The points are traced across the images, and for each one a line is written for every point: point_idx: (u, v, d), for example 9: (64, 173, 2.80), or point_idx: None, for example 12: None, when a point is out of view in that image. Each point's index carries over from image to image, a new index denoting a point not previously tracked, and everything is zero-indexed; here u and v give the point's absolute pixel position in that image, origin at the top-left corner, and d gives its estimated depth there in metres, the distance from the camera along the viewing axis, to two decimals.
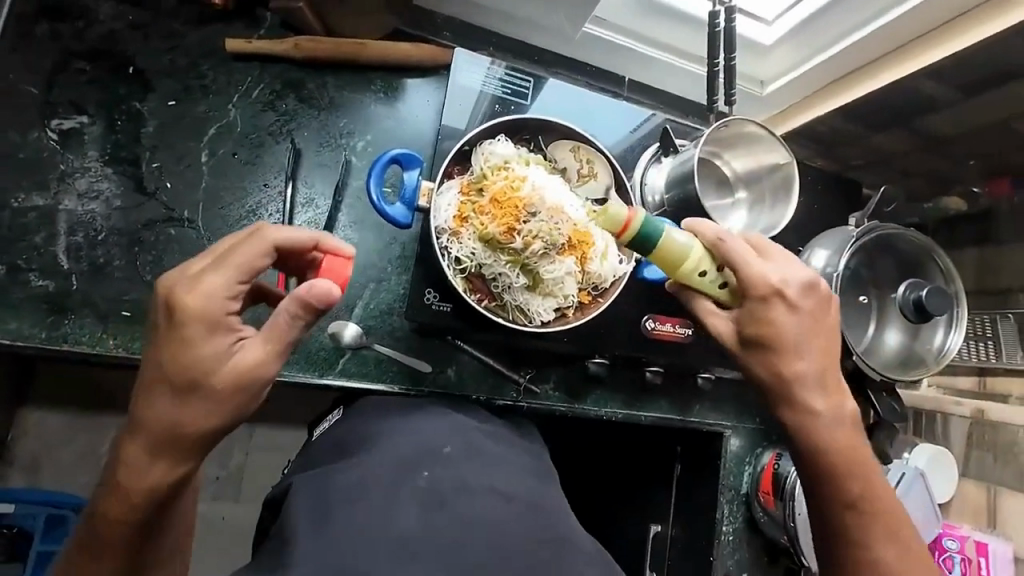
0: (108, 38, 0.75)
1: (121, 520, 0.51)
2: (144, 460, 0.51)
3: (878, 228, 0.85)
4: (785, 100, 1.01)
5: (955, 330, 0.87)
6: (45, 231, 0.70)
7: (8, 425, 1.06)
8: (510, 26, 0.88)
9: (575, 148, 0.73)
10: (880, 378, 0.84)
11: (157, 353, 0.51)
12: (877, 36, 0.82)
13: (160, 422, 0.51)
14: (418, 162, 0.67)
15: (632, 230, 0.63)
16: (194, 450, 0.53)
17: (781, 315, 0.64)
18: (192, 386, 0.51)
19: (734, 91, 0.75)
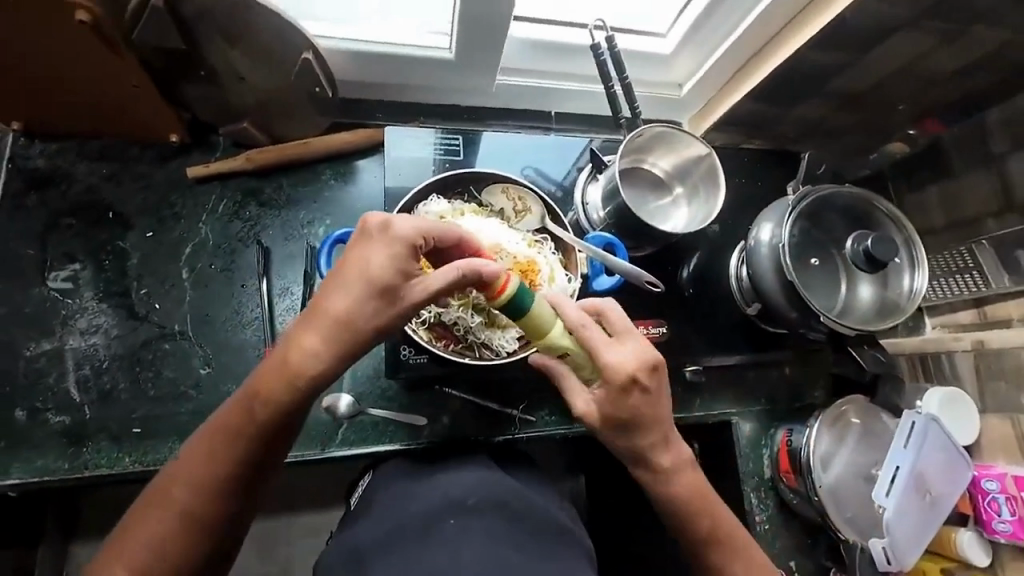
0: (88, 193, 0.85)
1: (274, 395, 0.58)
2: (312, 346, 0.59)
3: (812, 192, 0.87)
4: (703, 96, 1.07)
5: (920, 271, 0.88)
6: (56, 371, 0.78)
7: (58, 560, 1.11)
8: (434, 97, 0.97)
9: (506, 190, 0.79)
10: (856, 333, 0.84)
11: (364, 255, 0.59)
12: (764, 17, 0.88)
13: (340, 318, 0.59)
14: None
15: (508, 295, 0.60)
16: (349, 348, 0.60)
17: (642, 394, 0.66)
18: (377, 293, 0.59)
19: (636, 103, 0.81)
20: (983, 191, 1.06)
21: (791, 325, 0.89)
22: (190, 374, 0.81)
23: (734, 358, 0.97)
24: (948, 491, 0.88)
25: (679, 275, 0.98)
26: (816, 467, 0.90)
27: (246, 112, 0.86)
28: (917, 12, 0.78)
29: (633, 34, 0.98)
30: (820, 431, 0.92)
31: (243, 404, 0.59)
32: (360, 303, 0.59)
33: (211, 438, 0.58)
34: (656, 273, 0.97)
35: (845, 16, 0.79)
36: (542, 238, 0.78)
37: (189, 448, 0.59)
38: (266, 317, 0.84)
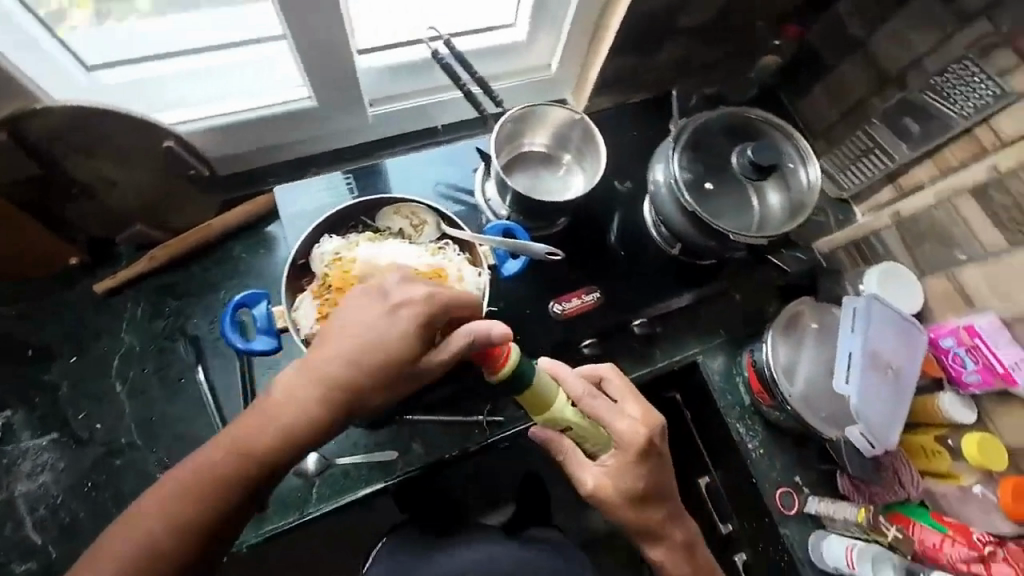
0: (5, 339, 0.86)
1: (260, 438, 0.60)
2: (298, 390, 0.61)
3: (688, 123, 0.90)
4: (573, 67, 1.09)
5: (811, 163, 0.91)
6: (13, 521, 0.77)
7: None
8: (318, 147, 0.98)
9: (397, 210, 0.81)
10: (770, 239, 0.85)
11: (373, 319, 0.63)
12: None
13: (324, 374, 0.61)
14: (262, 295, 0.71)
15: (512, 365, 0.64)
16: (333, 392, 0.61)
17: (656, 460, 0.76)
18: (378, 363, 0.62)
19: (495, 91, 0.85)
20: (857, 75, 1.09)
21: (714, 251, 0.91)
22: (147, 482, 0.80)
23: (681, 300, 0.99)
24: (912, 365, 0.89)
25: (604, 239, 1.00)
26: (781, 380, 0.91)
27: (134, 215, 0.87)
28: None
29: (486, 30, 1.00)
30: (774, 341, 0.94)
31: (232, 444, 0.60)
32: (350, 361, 0.61)
33: (191, 480, 0.59)
34: (580, 244, 0.98)
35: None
36: (444, 244, 0.79)
37: (166, 485, 0.60)
38: (207, 403, 0.83)
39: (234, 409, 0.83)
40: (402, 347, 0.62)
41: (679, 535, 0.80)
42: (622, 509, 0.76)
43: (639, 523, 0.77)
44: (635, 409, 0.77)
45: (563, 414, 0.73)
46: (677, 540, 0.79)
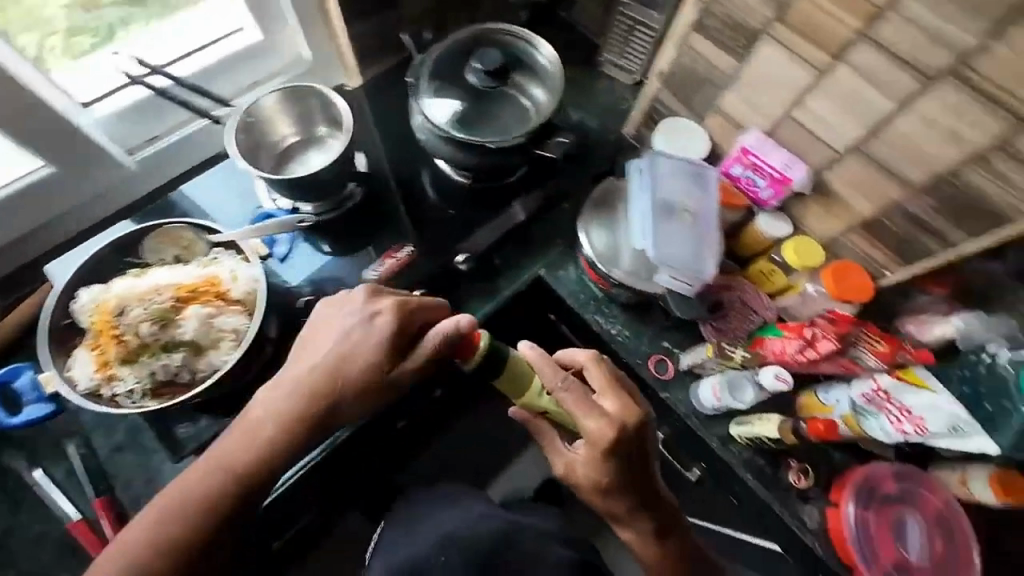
0: None
1: (237, 457, 0.69)
2: (276, 416, 0.70)
3: (425, 58, 0.90)
4: (327, 46, 1.07)
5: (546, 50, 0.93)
6: None
7: None
8: (91, 212, 0.97)
9: (161, 236, 0.78)
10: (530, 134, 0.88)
11: (347, 321, 0.76)
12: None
13: (293, 376, 0.73)
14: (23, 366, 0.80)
15: (483, 344, 0.70)
16: (311, 397, 0.71)
17: (626, 458, 0.70)
18: (339, 362, 0.73)
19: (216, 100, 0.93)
20: None
21: (503, 165, 0.92)
22: None
23: (518, 215, 1.05)
24: (705, 198, 0.94)
25: (410, 198, 1.04)
26: (605, 265, 0.95)
27: None
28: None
29: (212, 43, 0.98)
30: (586, 232, 0.97)
31: (207, 471, 0.67)
32: (315, 360, 0.74)
33: (172, 506, 0.66)
34: (388, 210, 1.02)
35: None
36: (216, 253, 0.78)
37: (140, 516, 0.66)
38: (57, 497, 0.82)
39: (89, 492, 0.82)
40: (371, 348, 0.73)
41: (654, 522, 0.75)
42: (591, 494, 0.73)
43: (609, 510, 0.74)
44: (608, 403, 0.71)
45: (539, 400, 0.75)
46: (648, 527, 0.74)
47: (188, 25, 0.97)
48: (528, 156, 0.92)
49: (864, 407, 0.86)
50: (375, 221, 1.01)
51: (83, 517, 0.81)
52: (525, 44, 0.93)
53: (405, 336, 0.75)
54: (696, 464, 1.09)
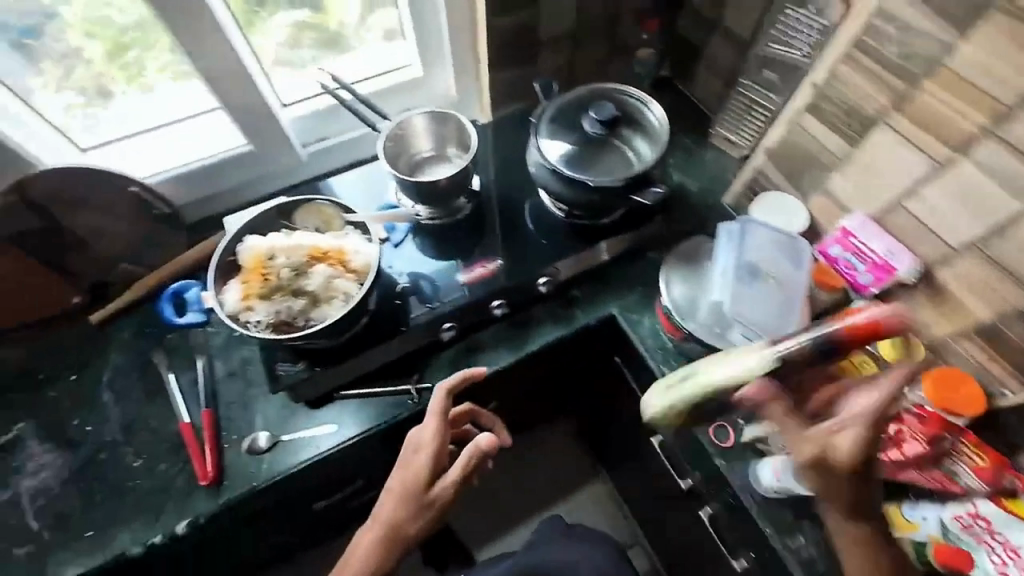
0: (22, 369, 1.03)
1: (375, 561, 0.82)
2: (392, 513, 0.83)
3: (547, 105, 1.04)
4: (472, 93, 1.29)
5: (655, 108, 1.03)
6: (17, 512, 0.90)
7: None
8: (271, 184, 1.19)
9: (310, 210, 0.97)
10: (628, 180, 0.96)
11: (433, 443, 0.87)
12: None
13: (394, 501, 0.84)
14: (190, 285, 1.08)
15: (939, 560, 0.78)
16: (397, 509, 0.83)
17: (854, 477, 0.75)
18: (416, 496, 0.83)
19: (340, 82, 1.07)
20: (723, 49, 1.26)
21: (601, 204, 1.02)
22: (127, 471, 0.94)
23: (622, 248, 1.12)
24: (796, 271, 0.94)
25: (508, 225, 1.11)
26: (679, 316, 0.95)
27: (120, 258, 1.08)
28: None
29: (386, 74, 1.22)
30: (672, 288, 0.98)
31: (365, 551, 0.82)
32: (405, 504, 0.83)
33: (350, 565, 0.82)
34: (492, 228, 1.11)
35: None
36: (346, 229, 0.94)
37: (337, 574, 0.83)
38: (176, 399, 0.99)
39: (200, 406, 0.99)
40: (409, 477, 0.85)
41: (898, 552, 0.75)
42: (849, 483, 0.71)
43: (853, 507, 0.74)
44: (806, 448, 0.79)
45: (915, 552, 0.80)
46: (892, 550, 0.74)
47: (365, 61, 1.23)
48: (621, 199, 1.00)
49: (968, 540, 0.77)
50: (470, 238, 1.10)
51: (190, 421, 0.97)
52: (637, 103, 1.03)
53: (421, 463, 0.86)
54: (743, 552, 0.98)
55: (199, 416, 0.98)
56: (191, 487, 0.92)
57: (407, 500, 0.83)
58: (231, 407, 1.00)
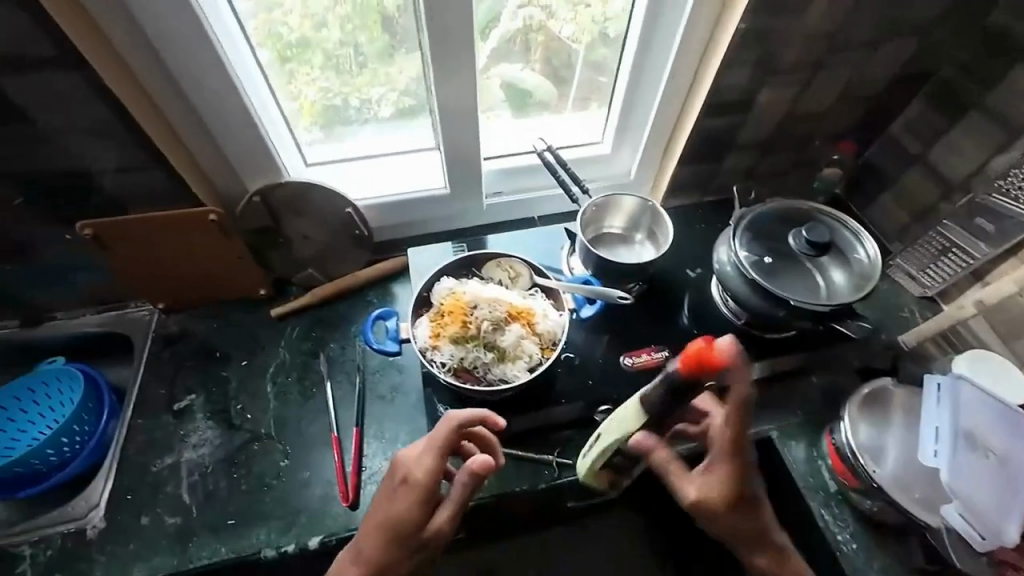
0: (204, 343, 1.13)
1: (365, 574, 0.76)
2: (384, 537, 0.75)
3: (748, 212, 1.03)
4: (649, 178, 1.33)
5: (867, 241, 1.00)
6: (173, 480, 0.95)
7: None
8: (444, 226, 1.28)
9: (499, 263, 1.00)
10: (833, 308, 0.91)
11: (430, 464, 0.75)
12: (681, 58, 1.06)
13: (387, 523, 0.75)
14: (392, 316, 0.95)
15: None
16: (388, 532, 0.75)
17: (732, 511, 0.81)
18: (405, 523, 0.74)
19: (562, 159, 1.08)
20: (923, 184, 1.21)
21: (786, 322, 0.97)
22: (273, 468, 0.96)
23: (791, 367, 1.06)
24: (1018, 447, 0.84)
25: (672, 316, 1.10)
26: (866, 462, 0.89)
27: (310, 262, 1.18)
28: (763, 67, 1.06)
29: (576, 147, 1.29)
30: (858, 432, 0.92)
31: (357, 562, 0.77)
32: (389, 529, 0.75)
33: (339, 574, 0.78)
34: (657, 317, 1.09)
35: (721, 74, 1.05)
36: (533, 292, 0.97)
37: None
38: (330, 409, 1.03)
39: (348, 422, 1.02)
40: (403, 502, 0.75)
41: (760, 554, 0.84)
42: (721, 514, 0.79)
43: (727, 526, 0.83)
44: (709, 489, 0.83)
45: None
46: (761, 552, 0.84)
47: (559, 131, 1.29)
48: (815, 322, 0.95)
49: None
50: (633, 321, 1.08)
51: (338, 434, 1.00)
52: (844, 232, 1.02)
53: (414, 488, 0.75)
54: None
55: (348, 431, 1.01)
56: (328, 501, 0.93)
57: (394, 524, 0.75)
58: (376, 429, 1.01)
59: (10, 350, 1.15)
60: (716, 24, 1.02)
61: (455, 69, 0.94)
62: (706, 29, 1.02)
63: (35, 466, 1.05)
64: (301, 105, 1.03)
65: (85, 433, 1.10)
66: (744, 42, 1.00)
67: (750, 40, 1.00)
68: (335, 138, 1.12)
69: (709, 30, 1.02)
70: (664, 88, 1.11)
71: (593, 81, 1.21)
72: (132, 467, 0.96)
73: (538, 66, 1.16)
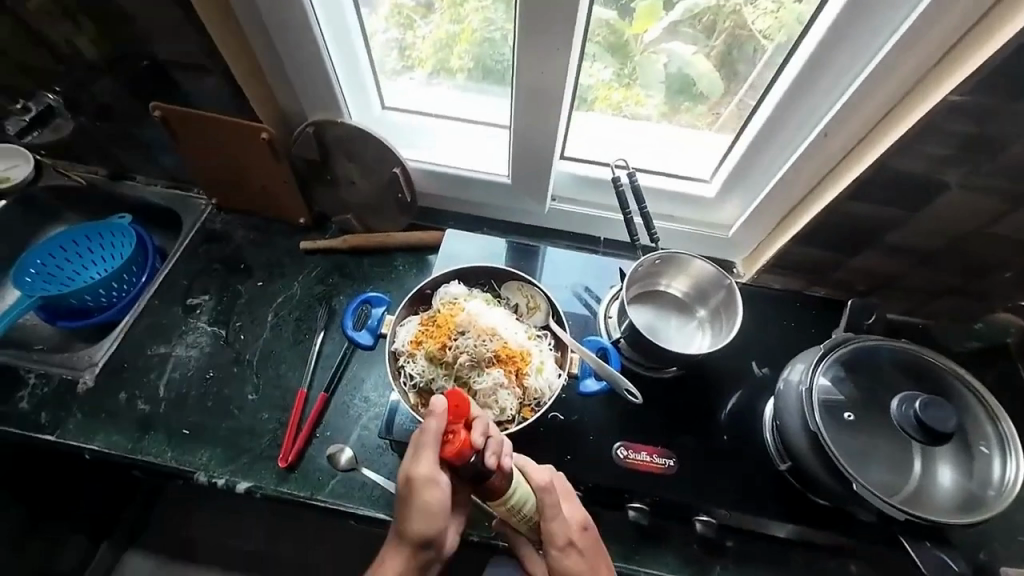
0: (234, 250, 1.15)
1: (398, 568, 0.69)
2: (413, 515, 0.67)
3: (853, 340, 0.79)
4: (752, 240, 1.07)
5: (1012, 457, 0.71)
6: (158, 370, 0.99)
7: (111, 567, 1.34)
8: (500, 215, 1.16)
9: (520, 288, 0.87)
10: (906, 516, 0.68)
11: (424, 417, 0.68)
12: (850, 109, 0.79)
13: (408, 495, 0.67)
14: (384, 302, 0.87)
15: None
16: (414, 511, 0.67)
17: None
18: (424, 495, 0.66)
19: (644, 199, 0.87)
20: None
21: (836, 497, 0.74)
22: (240, 396, 0.97)
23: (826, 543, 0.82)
24: None
25: (703, 418, 0.89)
26: None
27: (351, 208, 1.13)
28: (966, 159, 0.75)
29: (674, 177, 1.07)
30: None
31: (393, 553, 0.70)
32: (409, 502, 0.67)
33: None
34: (681, 413, 0.90)
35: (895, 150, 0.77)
36: (542, 333, 0.83)
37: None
38: (310, 363, 1.00)
39: (322, 381, 0.99)
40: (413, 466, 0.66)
41: None
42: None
43: None
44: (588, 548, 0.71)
45: None
46: None
47: (667, 151, 1.07)
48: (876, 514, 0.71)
49: None
50: (652, 406, 0.90)
51: (307, 391, 0.97)
52: (983, 429, 0.74)
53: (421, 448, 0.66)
54: None
55: (317, 391, 0.98)
56: (269, 451, 0.92)
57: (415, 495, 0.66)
58: (344, 399, 0.97)
59: (92, 197, 1.26)
60: (921, 77, 0.73)
61: (554, 47, 0.78)
62: (904, 80, 0.74)
63: (73, 303, 1.14)
64: (463, 31, 0.90)
65: (120, 290, 1.17)
66: (947, 117, 0.70)
67: (955, 117, 0.70)
68: (416, 83, 1.01)
69: (903, 84, 0.75)
70: (815, 138, 0.85)
71: (731, 105, 0.96)
72: (133, 343, 1.02)
73: (717, 56, 0.91)
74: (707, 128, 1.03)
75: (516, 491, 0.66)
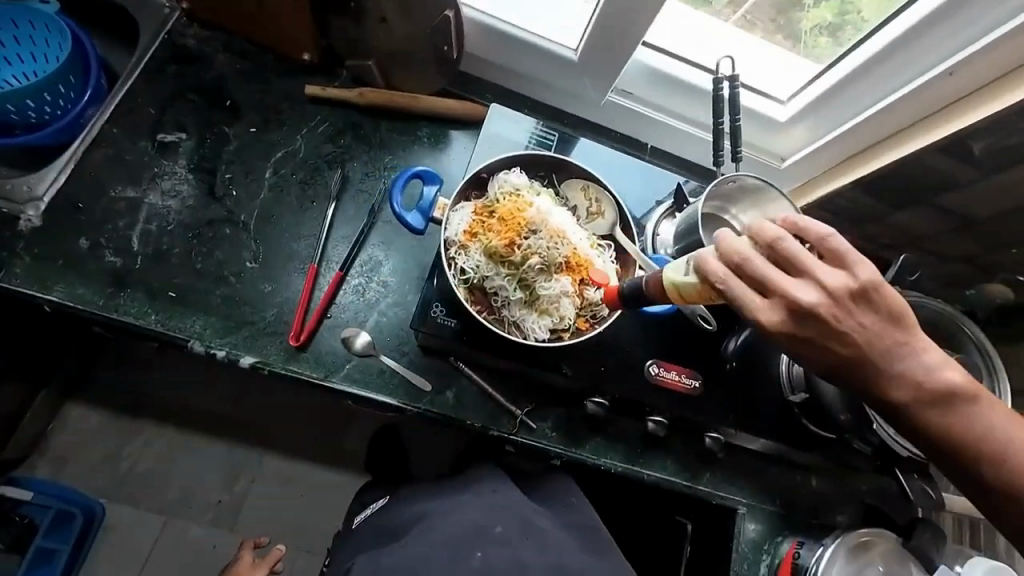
0: (217, 79, 0.91)
1: None
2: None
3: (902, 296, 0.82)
4: (806, 174, 1.03)
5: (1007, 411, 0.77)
6: (127, 218, 0.82)
7: (52, 416, 1.26)
8: (546, 98, 1.00)
9: (585, 188, 0.78)
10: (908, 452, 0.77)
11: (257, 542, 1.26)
12: (987, 49, 0.71)
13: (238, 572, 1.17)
14: (436, 180, 0.77)
15: None
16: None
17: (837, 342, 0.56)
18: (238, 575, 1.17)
19: (739, 114, 0.78)
20: None
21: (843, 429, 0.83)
22: (236, 263, 0.84)
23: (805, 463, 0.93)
24: None
25: (723, 346, 0.91)
26: None
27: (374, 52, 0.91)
28: None
29: (749, 91, 0.97)
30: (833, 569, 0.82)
31: None
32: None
33: None
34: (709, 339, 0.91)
35: None
36: (605, 243, 0.76)
37: None
38: (322, 236, 0.87)
39: (336, 258, 0.88)
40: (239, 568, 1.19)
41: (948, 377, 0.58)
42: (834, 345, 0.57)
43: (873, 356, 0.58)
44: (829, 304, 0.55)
45: None
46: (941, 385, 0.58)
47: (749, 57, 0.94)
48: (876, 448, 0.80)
49: None
50: (682, 330, 0.90)
51: (319, 266, 0.86)
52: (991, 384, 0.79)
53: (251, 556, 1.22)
54: None
55: (330, 268, 0.87)
56: (274, 328, 0.82)
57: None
58: (361, 281, 0.87)
59: None
60: None
61: None
62: None
63: None
64: None
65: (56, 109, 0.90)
66: None
67: None
68: None
69: None
70: (934, 76, 0.77)
71: (814, 16, 0.86)
72: (89, 180, 0.82)
73: None
74: (728, 24, 0.89)
75: (677, 285, 0.60)
